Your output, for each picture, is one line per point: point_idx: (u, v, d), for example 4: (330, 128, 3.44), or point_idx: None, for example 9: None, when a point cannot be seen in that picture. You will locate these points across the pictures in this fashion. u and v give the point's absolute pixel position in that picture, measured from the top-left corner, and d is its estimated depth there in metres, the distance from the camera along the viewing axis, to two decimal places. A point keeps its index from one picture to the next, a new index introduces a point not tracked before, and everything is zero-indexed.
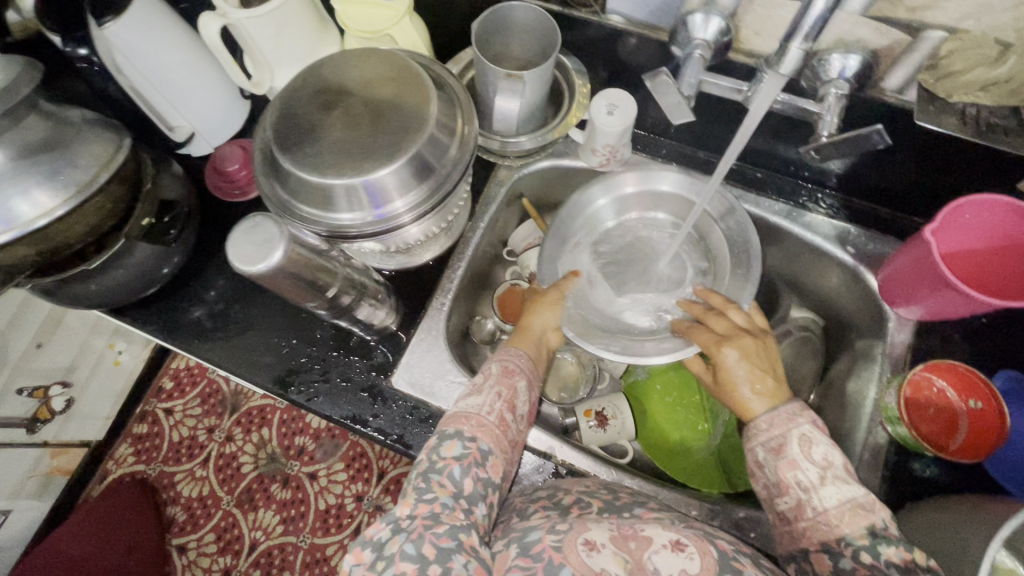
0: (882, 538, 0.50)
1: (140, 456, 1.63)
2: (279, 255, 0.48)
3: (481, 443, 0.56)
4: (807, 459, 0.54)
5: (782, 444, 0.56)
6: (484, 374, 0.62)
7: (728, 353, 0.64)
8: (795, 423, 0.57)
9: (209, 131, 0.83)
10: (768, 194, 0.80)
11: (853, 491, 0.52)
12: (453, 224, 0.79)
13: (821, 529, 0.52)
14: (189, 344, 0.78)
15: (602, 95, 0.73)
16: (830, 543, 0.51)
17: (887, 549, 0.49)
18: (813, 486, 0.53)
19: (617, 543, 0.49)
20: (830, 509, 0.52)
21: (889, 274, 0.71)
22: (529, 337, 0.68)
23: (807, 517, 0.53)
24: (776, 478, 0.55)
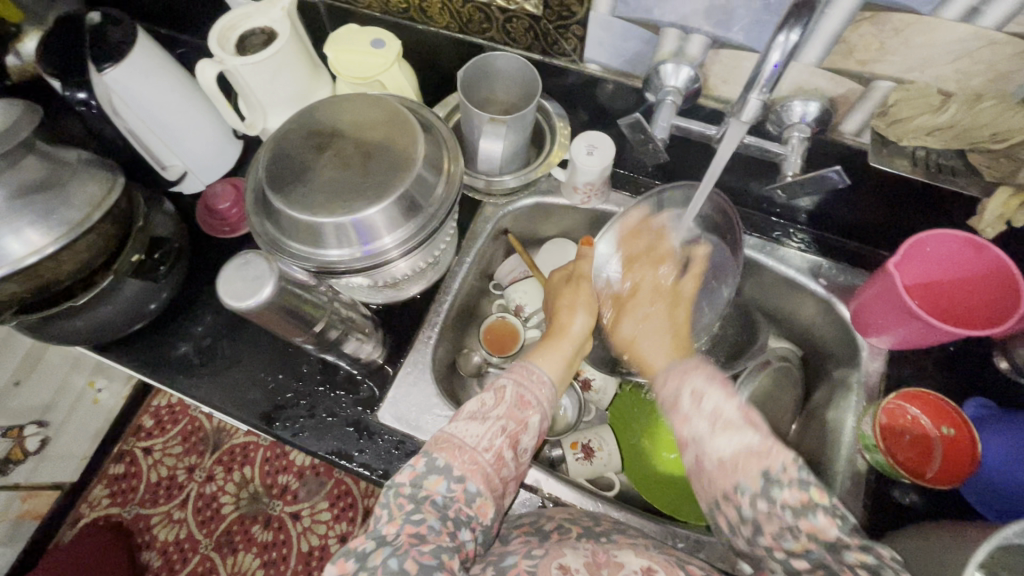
0: (776, 482, 0.46)
1: (115, 498, 1.58)
2: (270, 290, 0.49)
3: (467, 485, 0.54)
4: (698, 411, 0.50)
5: (676, 400, 0.52)
6: (495, 397, 0.60)
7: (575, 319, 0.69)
8: (686, 378, 0.53)
9: (201, 170, 0.85)
10: (742, 229, 0.84)
11: (744, 439, 0.48)
12: (441, 259, 0.81)
13: (721, 475, 0.49)
14: (173, 380, 0.78)
15: (581, 137, 0.77)
16: (728, 492, 0.49)
17: (781, 493, 0.46)
18: (706, 438, 0.49)
19: (590, 568, 0.52)
20: (725, 459, 0.48)
21: (860, 305, 0.74)
22: (559, 349, 0.66)
23: (706, 469, 0.50)
24: (675, 436, 0.53)
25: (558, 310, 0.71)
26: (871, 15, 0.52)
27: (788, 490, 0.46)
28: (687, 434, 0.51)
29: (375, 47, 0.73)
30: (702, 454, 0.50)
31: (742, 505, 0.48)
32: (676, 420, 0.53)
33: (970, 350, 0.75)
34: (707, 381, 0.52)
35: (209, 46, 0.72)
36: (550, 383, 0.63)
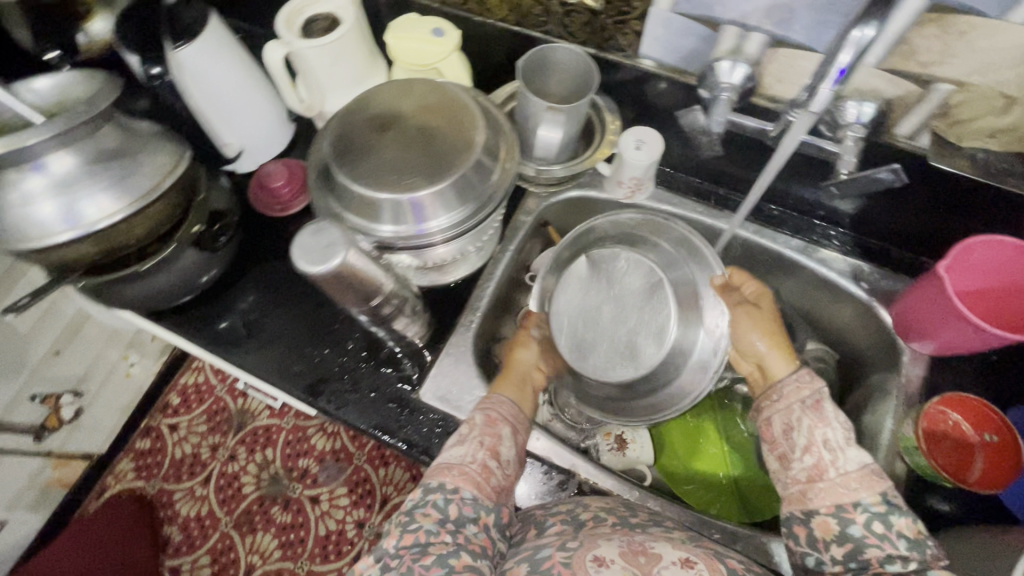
0: (893, 510, 0.55)
1: (141, 472, 1.62)
2: (339, 260, 0.50)
3: (463, 493, 0.59)
4: (813, 442, 0.59)
5: (817, 401, 0.61)
6: (468, 425, 0.65)
7: (525, 350, 0.77)
8: (817, 387, 0.62)
9: (255, 150, 0.88)
10: (785, 231, 0.84)
11: (867, 458, 0.57)
12: (485, 246, 0.82)
13: (839, 491, 0.56)
14: (221, 349, 0.81)
15: (629, 132, 0.78)
16: (843, 506, 0.56)
17: (898, 520, 0.54)
18: (840, 446, 0.58)
19: (626, 558, 0.54)
20: (850, 472, 0.57)
21: (903, 309, 0.74)
22: (511, 381, 0.73)
23: (826, 479, 0.57)
24: (807, 437, 0.60)
25: (514, 343, 0.79)
26: (937, 17, 0.53)
27: (901, 520, 0.55)
28: (822, 448, 0.58)
29: (434, 35, 0.75)
30: (825, 463, 0.58)
31: (853, 525, 0.55)
32: (795, 432, 0.61)
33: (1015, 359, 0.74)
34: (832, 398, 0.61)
35: (276, 28, 0.74)
36: (509, 402, 0.69)
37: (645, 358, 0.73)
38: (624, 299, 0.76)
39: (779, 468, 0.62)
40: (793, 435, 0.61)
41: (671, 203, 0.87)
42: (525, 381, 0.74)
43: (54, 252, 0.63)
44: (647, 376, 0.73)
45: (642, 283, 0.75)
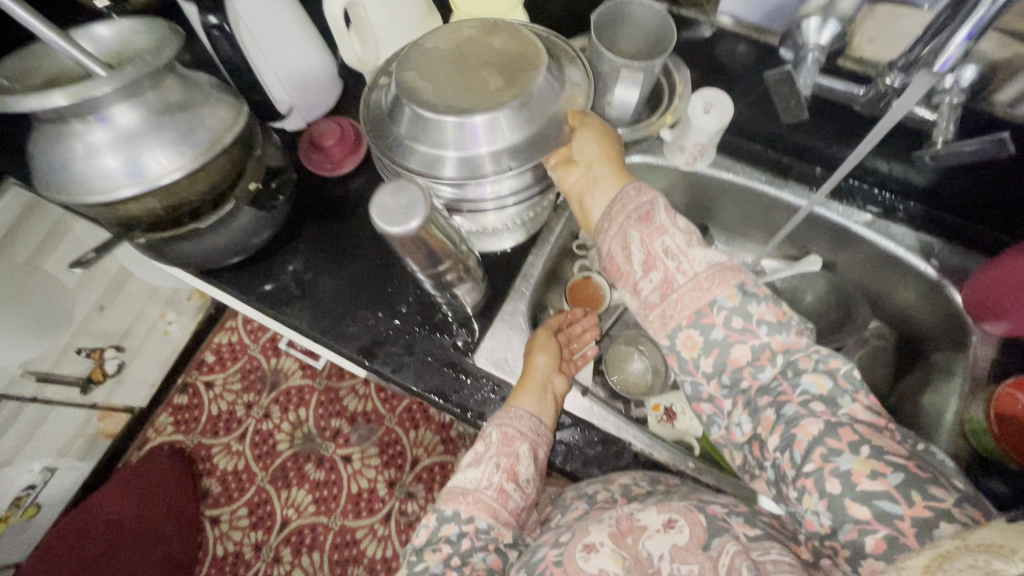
0: (752, 298, 0.52)
1: (179, 426, 1.67)
2: (417, 223, 0.49)
3: (477, 522, 0.62)
4: (673, 224, 0.54)
5: (651, 213, 0.55)
6: (485, 444, 0.66)
7: (539, 358, 0.73)
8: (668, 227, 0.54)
9: (305, 105, 0.86)
10: (853, 204, 0.81)
11: (716, 256, 0.53)
12: (541, 212, 0.80)
13: (695, 296, 0.52)
14: (276, 309, 0.81)
15: (699, 95, 0.76)
16: (702, 311, 0.52)
17: (757, 308, 0.51)
18: (680, 250, 0.53)
19: (615, 540, 0.54)
20: (700, 274, 0.52)
21: (978, 287, 0.71)
22: (530, 389, 0.70)
23: (677, 288, 0.53)
24: (646, 253, 0.54)
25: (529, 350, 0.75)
26: None
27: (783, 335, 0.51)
28: (664, 264, 0.53)
29: None
30: (673, 274, 0.53)
31: (714, 327, 0.51)
32: (632, 250, 0.55)
33: None
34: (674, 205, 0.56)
35: None
36: (529, 416, 0.68)
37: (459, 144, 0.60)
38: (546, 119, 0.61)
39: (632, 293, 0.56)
40: (631, 254, 0.55)
41: (733, 171, 0.84)
42: (548, 383, 0.72)
43: (120, 207, 0.62)
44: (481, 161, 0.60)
45: (491, 74, 0.60)
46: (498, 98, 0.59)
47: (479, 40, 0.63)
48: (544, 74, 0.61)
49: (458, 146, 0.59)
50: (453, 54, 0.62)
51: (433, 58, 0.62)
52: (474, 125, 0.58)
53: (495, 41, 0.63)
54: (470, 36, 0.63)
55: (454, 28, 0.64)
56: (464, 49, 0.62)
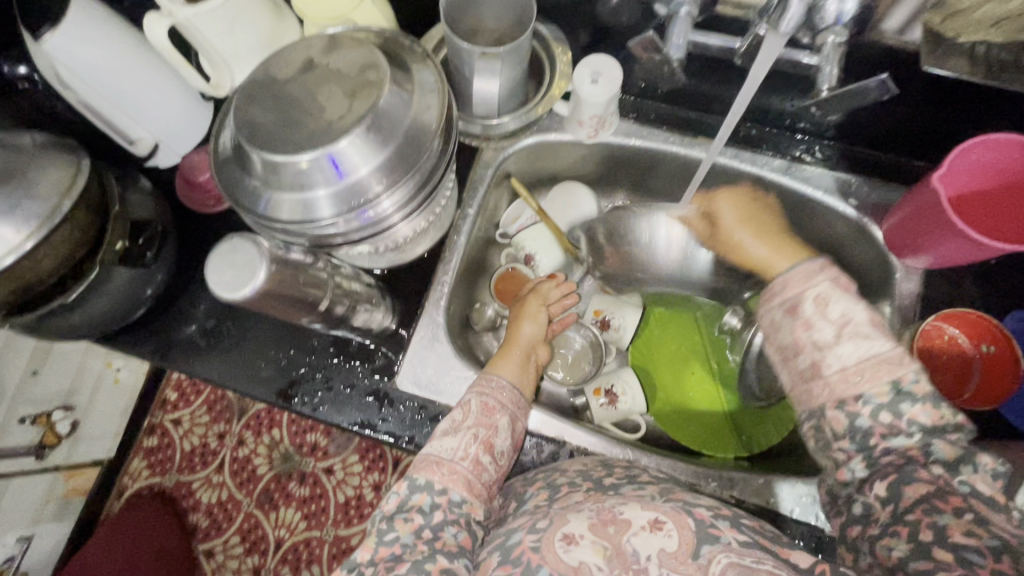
0: (907, 395, 0.50)
1: (155, 468, 1.65)
2: (263, 274, 0.44)
3: (451, 494, 0.55)
4: (825, 317, 0.54)
5: (797, 303, 0.56)
6: (463, 411, 0.61)
7: (525, 325, 0.75)
8: (811, 282, 0.56)
9: (172, 139, 0.78)
10: (764, 151, 0.77)
11: (873, 347, 0.52)
12: (443, 214, 0.75)
13: (842, 385, 0.52)
14: (184, 363, 0.77)
15: (584, 64, 0.70)
16: (847, 401, 0.51)
17: (911, 407, 0.50)
18: (829, 344, 0.53)
19: (596, 530, 0.47)
20: (849, 365, 0.52)
21: (896, 224, 0.69)
22: (512, 358, 0.70)
23: (824, 375, 0.53)
24: (790, 339, 0.55)
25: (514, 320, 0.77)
26: None
27: (916, 407, 0.50)
28: (805, 340, 0.54)
29: None
30: (819, 360, 0.53)
31: (860, 415, 0.50)
32: (807, 319, 0.55)
33: (1012, 260, 0.71)
34: (834, 290, 0.55)
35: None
36: (511, 387, 0.65)
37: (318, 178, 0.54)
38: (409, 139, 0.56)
39: (779, 359, 0.57)
40: (803, 323, 0.55)
41: (640, 135, 0.79)
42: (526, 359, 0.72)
43: None
44: (348, 192, 0.55)
45: (342, 97, 0.54)
46: (342, 123, 0.53)
47: (318, 63, 0.56)
48: (390, 90, 0.55)
49: (322, 183, 0.54)
50: (289, 86, 0.55)
51: (274, 90, 0.55)
52: (332, 156, 0.53)
53: (336, 60, 0.56)
54: (309, 57, 0.56)
55: (290, 52, 0.57)
56: (302, 76, 0.55)
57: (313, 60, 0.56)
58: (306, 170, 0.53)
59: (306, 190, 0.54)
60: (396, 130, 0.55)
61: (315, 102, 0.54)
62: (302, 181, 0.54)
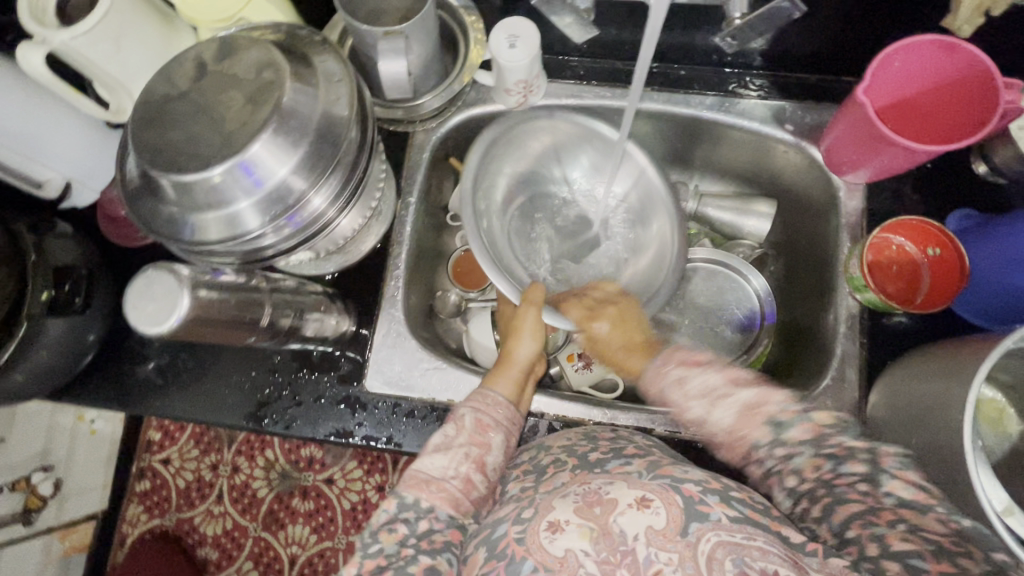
0: (784, 423, 0.52)
1: (152, 511, 1.61)
2: (186, 301, 0.42)
3: (439, 513, 0.52)
4: (686, 389, 0.56)
5: (691, 363, 0.57)
6: (455, 428, 0.57)
7: (523, 345, 0.66)
8: (666, 372, 0.58)
9: (85, 175, 0.73)
10: (695, 90, 0.76)
11: (742, 395, 0.53)
12: (382, 206, 0.72)
13: (742, 426, 0.53)
14: (144, 405, 0.74)
15: (499, 28, 0.67)
16: (749, 452, 0.53)
17: (792, 433, 0.51)
18: (705, 418, 0.54)
19: (581, 514, 0.47)
20: (731, 423, 0.53)
21: (832, 143, 0.69)
22: (508, 374, 0.65)
23: (713, 430, 0.54)
24: (676, 401, 0.56)
25: (512, 327, 0.68)
26: None
27: (796, 429, 0.51)
28: (692, 424, 0.56)
29: None
30: (706, 415, 0.54)
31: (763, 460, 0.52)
32: (688, 387, 0.56)
33: (949, 160, 0.72)
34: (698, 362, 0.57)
35: (23, 25, 0.58)
36: (507, 404, 0.61)
37: (236, 189, 0.51)
38: (324, 134, 0.53)
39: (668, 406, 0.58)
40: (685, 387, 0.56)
41: (573, 94, 0.76)
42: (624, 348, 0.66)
43: None
44: (269, 200, 0.52)
45: (244, 102, 0.51)
46: (249, 129, 0.50)
47: (212, 70, 0.52)
48: (292, 87, 0.52)
49: (239, 194, 0.51)
50: (184, 100, 0.52)
51: (169, 106, 0.52)
52: (245, 165, 0.50)
53: (229, 64, 0.52)
54: (200, 64, 0.53)
55: (181, 62, 0.53)
56: (196, 86, 0.52)
57: (206, 68, 0.52)
58: (221, 184, 0.50)
59: (222, 204, 0.51)
60: (309, 128, 0.52)
61: (215, 113, 0.51)
62: (218, 194, 0.51)
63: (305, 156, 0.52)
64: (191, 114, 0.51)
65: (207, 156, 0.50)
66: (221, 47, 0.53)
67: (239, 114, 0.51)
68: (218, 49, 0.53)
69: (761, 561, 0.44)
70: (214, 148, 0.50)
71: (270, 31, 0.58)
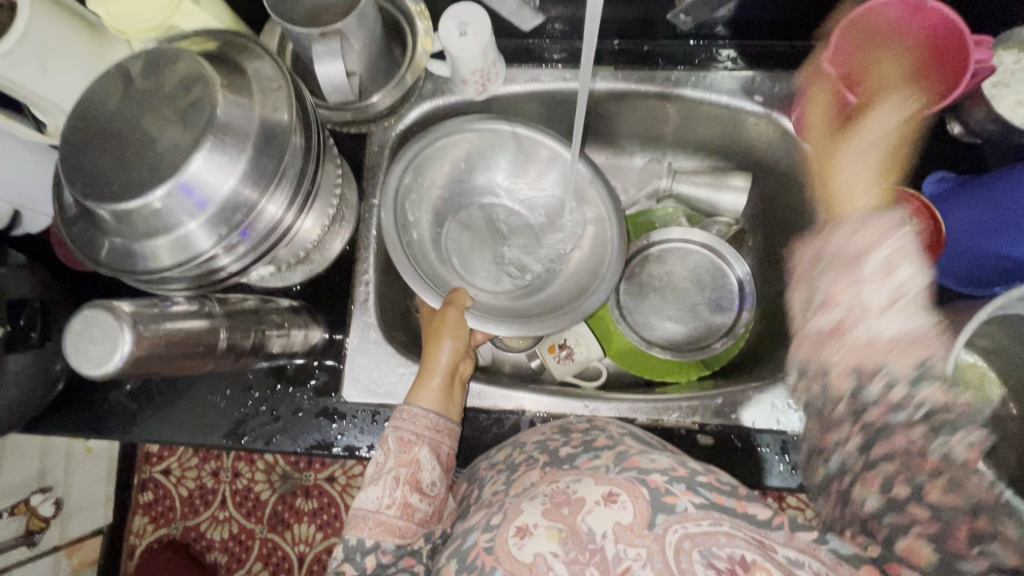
0: (927, 376, 0.47)
1: (158, 521, 1.61)
2: (128, 335, 0.41)
3: (386, 545, 0.55)
4: (884, 278, 0.48)
5: (857, 257, 0.50)
6: (379, 451, 0.58)
7: (442, 346, 0.64)
8: (882, 240, 0.50)
9: (34, 201, 0.70)
10: (659, 66, 0.73)
11: (914, 324, 0.48)
12: (344, 211, 0.70)
13: (865, 354, 0.48)
14: (122, 430, 0.73)
15: (448, 16, 0.64)
16: (863, 370, 0.48)
17: (927, 388, 0.46)
18: (878, 310, 0.48)
19: (550, 515, 0.46)
20: (884, 338, 0.48)
21: (802, 113, 0.66)
22: (430, 384, 0.63)
23: (848, 340, 0.49)
24: (828, 293, 0.51)
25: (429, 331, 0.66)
26: None
27: (931, 386, 0.46)
28: (848, 297, 0.49)
29: None
30: (853, 320, 0.49)
31: (869, 385, 0.48)
32: (873, 291, 0.48)
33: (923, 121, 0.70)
34: (906, 253, 0.49)
35: None
36: (428, 413, 0.61)
37: (177, 215, 0.49)
38: (266, 147, 0.51)
39: (805, 317, 0.53)
40: (869, 290, 0.49)
41: (532, 78, 0.73)
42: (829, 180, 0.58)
43: None
44: (214, 222, 0.50)
45: (177, 118, 0.49)
46: (184, 148, 0.48)
47: (140, 87, 0.49)
48: (226, 100, 0.49)
49: (183, 215, 0.49)
50: (113, 120, 0.49)
51: (99, 131, 0.49)
52: (184, 185, 0.48)
53: (158, 79, 0.50)
54: (127, 83, 0.50)
55: (106, 80, 0.50)
56: (125, 106, 0.49)
57: (135, 84, 0.50)
58: (166, 212, 0.48)
59: (167, 229, 0.49)
60: (251, 140, 0.50)
61: (148, 133, 0.48)
62: (160, 222, 0.49)
63: (245, 170, 0.50)
64: (123, 137, 0.48)
65: (143, 181, 0.47)
66: (149, 61, 0.51)
67: (173, 132, 0.48)
68: (145, 65, 0.50)
69: (727, 547, 0.43)
70: (149, 171, 0.47)
71: (204, 39, 0.56)
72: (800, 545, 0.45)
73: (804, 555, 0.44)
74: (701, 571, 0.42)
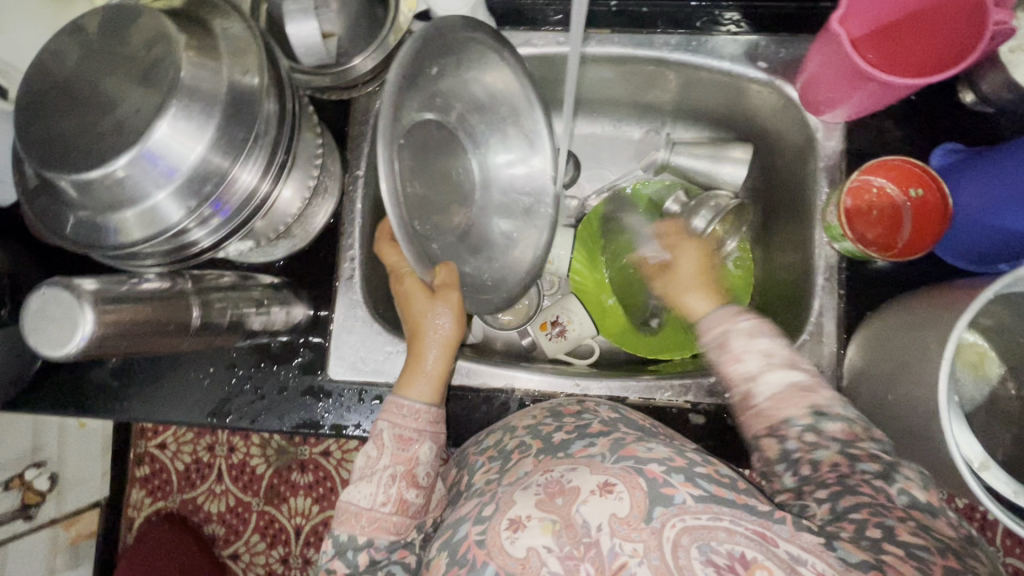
0: (825, 415, 0.52)
1: (155, 494, 1.59)
2: (89, 317, 0.39)
3: (379, 542, 0.54)
4: (748, 348, 0.55)
5: (723, 340, 0.57)
6: (376, 446, 0.56)
7: (437, 319, 0.57)
8: (734, 320, 0.57)
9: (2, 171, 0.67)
10: (659, 29, 0.69)
11: (794, 376, 0.54)
12: (326, 183, 0.67)
13: (770, 412, 0.53)
14: (104, 409, 0.72)
15: None
16: (776, 426, 0.53)
17: (831, 425, 0.52)
18: (757, 374, 0.54)
19: (543, 506, 0.45)
20: (775, 394, 0.53)
21: (808, 80, 0.63)
22: (421, 366, 0.58)
23: (755, 405, 0.54)
24: (722, 372, 0.57)
25: (405, 301, 0.60)
26: None
27: (835, 424, 0.52)
28: (736, 377, 0.55)
29: None
30: (750, 389, 0.55)
31: (788, 439, 0.52)
32: (747, 359, 0.55)
33: (934, 90, 0.66)
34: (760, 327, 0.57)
35: None
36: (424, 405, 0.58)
37: (142, 187, 0.45)
38: (238, 114, 0.47)
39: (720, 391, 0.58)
40: (741, 361, 0.55)
41: (524, 41, 0.70)
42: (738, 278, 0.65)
43: None
44: (190, 202, 0.47)
45: (140, 80, 0.45)
46: (146, 113, 0.45)
47: (98, 48, 0.46)
48: (191, 62, 0.46)
49: (150, 186, 0.46)
50: (72, 83, 0.46)
51: (56, 94, 0.46)
52: (148, 155, 0.45)
53: (118, 39, 0.46)
54: (85, 42, 0.46)
55: (61, 40, 0.47)
56: (83, 67, 0.46)
57: (93, 44, 0.46)
58: (139, 187, 0.45)
59: (131, 201, 0.46)
60: (219, 106, 0.47)
61: (108, 97, 0.45)
62: (128, 195, 0.46)
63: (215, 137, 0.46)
64: (81, 100, 0.45)
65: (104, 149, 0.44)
66: (108, 18, 0.47)
67: (137, 94, 0.45)
68: (104, 23, 0.47)
69: (727, 544, 0.43)
70: (112, 141, 0.44)
71: None
72: (804, 544, 0.44)
73: (807, 552, 0.43)
74: (698, 568, 0.41)
